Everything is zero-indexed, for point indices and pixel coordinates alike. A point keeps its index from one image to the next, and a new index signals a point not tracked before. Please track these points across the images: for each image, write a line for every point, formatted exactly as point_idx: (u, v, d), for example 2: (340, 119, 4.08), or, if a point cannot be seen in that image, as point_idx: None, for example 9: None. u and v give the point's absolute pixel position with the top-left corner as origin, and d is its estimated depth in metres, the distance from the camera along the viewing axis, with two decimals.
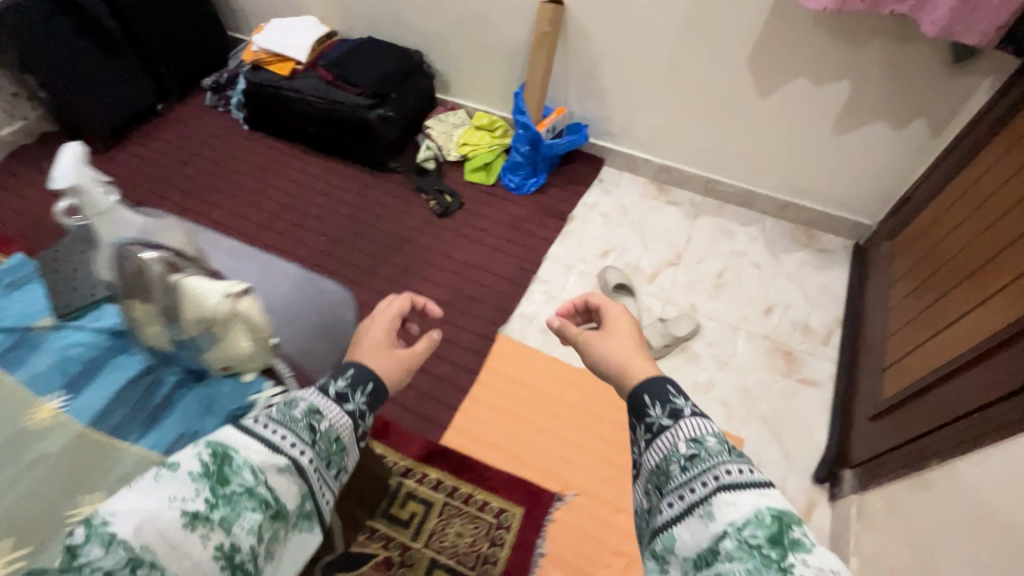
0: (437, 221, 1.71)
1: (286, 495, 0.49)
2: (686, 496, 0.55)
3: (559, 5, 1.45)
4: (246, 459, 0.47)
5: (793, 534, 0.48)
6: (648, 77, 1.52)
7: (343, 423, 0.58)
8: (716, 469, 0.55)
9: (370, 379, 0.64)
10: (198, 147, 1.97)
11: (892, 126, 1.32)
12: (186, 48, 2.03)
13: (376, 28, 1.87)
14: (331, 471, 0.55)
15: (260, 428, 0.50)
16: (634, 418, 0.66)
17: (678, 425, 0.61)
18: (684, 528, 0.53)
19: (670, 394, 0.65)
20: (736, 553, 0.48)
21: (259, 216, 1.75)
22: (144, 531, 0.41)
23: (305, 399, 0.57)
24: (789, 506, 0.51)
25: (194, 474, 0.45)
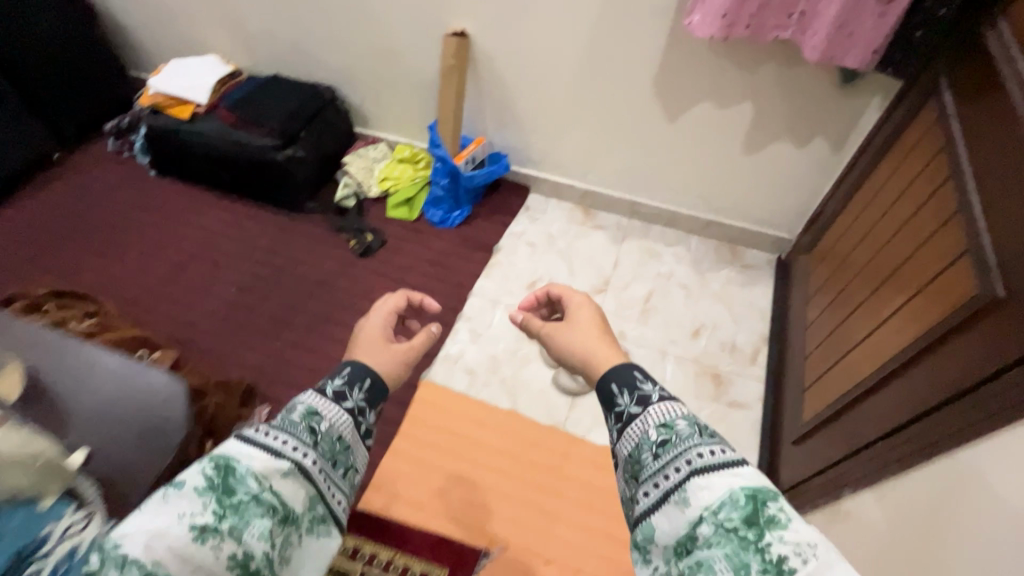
0: (355, 261, 1.61)
1: (294, 498, 0.49)
2: (660, 484, 0.53)
3: (463, 38, 1.43)
4: (249, 466, 0.47)
5: (768, 511, 0.47)
6: (560, 106, 1.53)
7: (346, 421, 0.57)
8: (688, 452, 0.53)
9: (367, 375, 0.61)
10: (90, 195, 1.78)
11: (795, 144, 1.36)
12: (81, 90, 1.86)
13: (284, 64, 1.79)
14: (340, 471, 0.54)
15: (259, 436, 0.50)
16: (604, 408, 0.63)
17: (646, 413, 0.58)
18: (663, 517, 0.51)
19: (637, 379, 0.62)
20: (715, 539, 0.47)
21: (151, 268, 1.58)
22: (153, 548, 0.40)
23: (304, 401, 0.55)
24: (763, 482, 0.50)
25: (199, 488, 0.44)
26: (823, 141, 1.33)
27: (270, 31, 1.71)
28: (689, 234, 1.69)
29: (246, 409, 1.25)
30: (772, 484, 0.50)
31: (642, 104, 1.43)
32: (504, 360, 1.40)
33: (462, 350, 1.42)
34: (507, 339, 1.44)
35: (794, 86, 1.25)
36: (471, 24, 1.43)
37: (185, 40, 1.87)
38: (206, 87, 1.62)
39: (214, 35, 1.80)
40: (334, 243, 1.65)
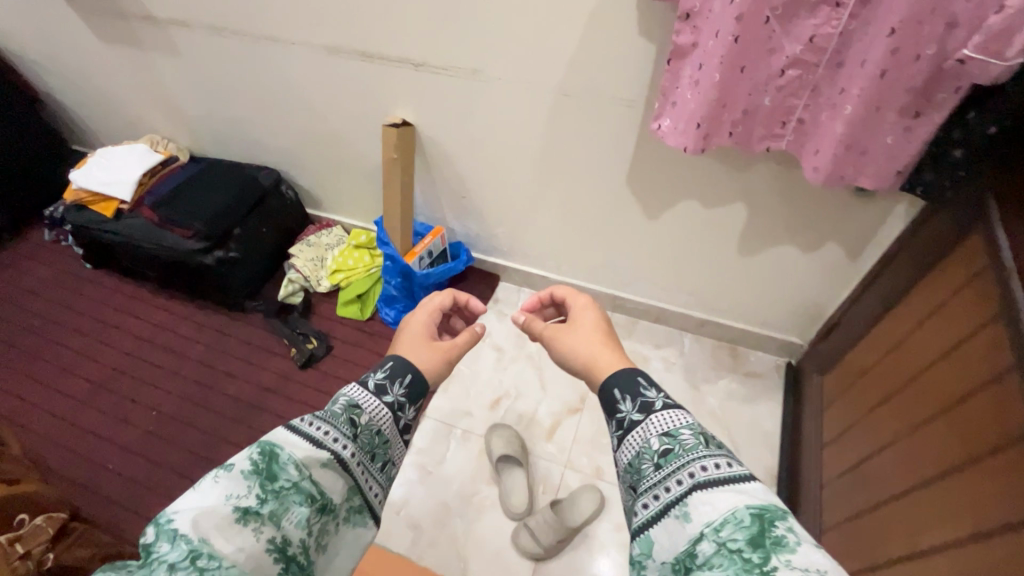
0: (296, 374, 1.41)
1: (331, 487, 0.55)
2: (661, 496, 0.52)
3: (405, 128, 1.23)
4: (291, 455, 0.53)
5: (775, 533, 0.44)
6: (523, 197, 1.32)
7: (383, 416, 0.64)
8: (690, 466, 0.52)
9: (408, 370, 0.68)
10: (16, 294, 1.61)
11: (802, 249, 1.13)
12: (15, 177, 1.72)
13: (225, 146, 1.61)
14: (377, 463, 0.62)
15: (305, 426, 0.57)
16: (608, 416, 0.63)
17: (648, 422, 0.58)
18: (663, 531, 0.50)
19: (641, 387, 0.61)
20: (716, 559, 0.45)
21: (67, 386, 1.40)
22: (202, 524, 0.47)
23: (346, 395, 0.63)
24: (771, 501, 0.47)
25: (246, 473, 0.51)
26: (836, 247, 1.10)
27: (206, 113, 1.53)
28: (682, 331, 1.45)
29: None
30: (781, 503, 0.47)
31: (615, 199, 1.21)
32: (457, 508, 1.17)
33: (407, 494, 1.19)
34: (462, 478, 1.22)
35: (797, 186, 1.02)
36: (412, 112, 1.23)
37: (123, 120, 1.71)
38: (130, 182, 1.44)
39: (151, 115, 1.63)
40: (274, 351, 1.46)
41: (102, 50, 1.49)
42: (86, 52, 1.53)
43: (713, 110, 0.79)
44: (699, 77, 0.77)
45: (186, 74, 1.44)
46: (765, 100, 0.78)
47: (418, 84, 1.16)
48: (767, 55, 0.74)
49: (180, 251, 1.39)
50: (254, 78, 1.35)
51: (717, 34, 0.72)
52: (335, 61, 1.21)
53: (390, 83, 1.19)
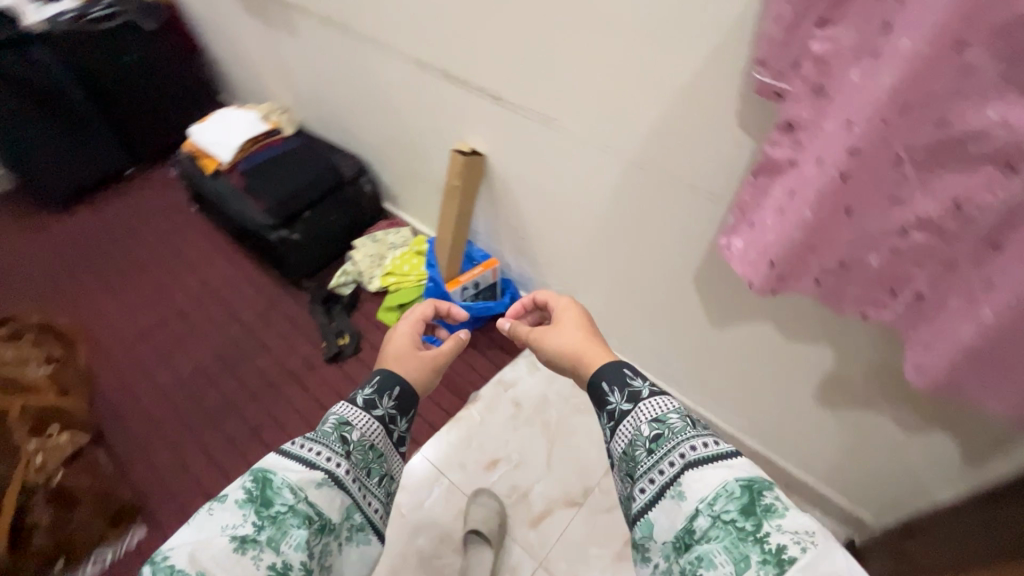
0: (319, 367, 1.43)
1: (330, 509, 0.49)
2: (656, 480, 0.51)
3: (473, 157, 1.16)
4: (284, 478, 0.48)
5: (765, 500, 0.46)
6: (581, 257, 1.18)
7: (375, 430, 0.57)
8: (680, 447, 0.51)
9: (396, 383, 0.61)
10: (135, 219, 1.83)
11: (900, 424, 0.87)
12: (163, 118, 1.96)
13: (325, 127, 1.66)
14: (374, 478, 0.55)
15: (295, 448, 0.51)
16: (597, 408, 0.62)
17: (637, 409, 0.57)
18: (660, 513, 0.50)
19: (627, 376, 0.61)
20: (712, 532, 0.46)
21: (139, 314, 1.55)
22: (199, 557, 0.42)
23: (335, 412, 0.56)
24: (760, 470, 0.48)
25: (240, 501, 0.46)
26: (948, 440, 0.83)
27: (314, 94, 1.59)
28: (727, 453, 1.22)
29: (111, 530, 1.15)
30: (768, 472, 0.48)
31: (678, 292, 1.03)
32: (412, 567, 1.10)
33: None
34: (430, 535, 1.14)
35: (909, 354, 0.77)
36: (484, 142, 1.15)
37: (255, 83, 1.84)
38: (232, 146, 1.54)
39: (274, 85, 1.73)
40: (308, 337, 1.49)
41: (245, 20, 1.60)
42: (234, 19, 1.65)
43: (794, 250, 0.61)
44: (786, 205, 0.59)
45: (303, 56, 1.48)
46: (870, 259, 0.58)
47: (494, 116, 1.08)
48: (885, 204, 0.54)
49: (251, 222, 1.45)
50: (354, 74, 1.35)
51: (818, 162, 0.54)
52: (422, 74, 1.16)
53: (469, 109, 1.12)
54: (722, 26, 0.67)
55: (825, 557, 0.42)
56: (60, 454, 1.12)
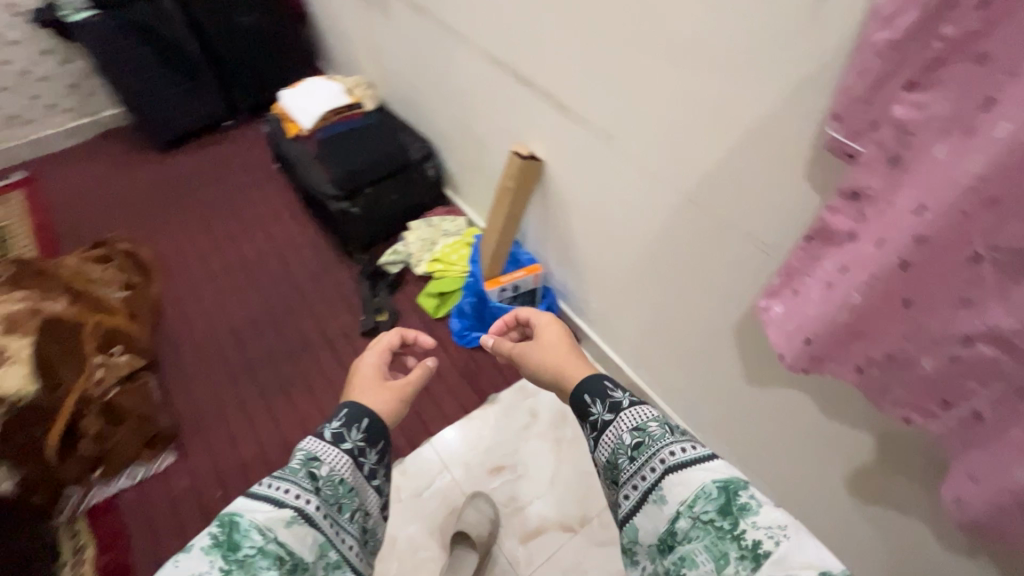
0: (354, 339, 1.48)
1: (301, 547, 0.49)
2: (639, 486, 0.53)
3: (531, 162, 1.14)
4: (252, 519, 0.47)
5: (740, 499, 0.47)
6: (623, 282, 1.13)
7: (345, 464, 0.58)
8: (660, 452, 0.53)
9: (364, 415, 0.63)
10: (224, 169, 1.98)
11: (940, 539, 0.77)
12: (265, 78, 2.09)
13: (403, 107, 1.70)
14: (344, 514, 0.55)
15: (265, 488, 0.51)
16: (580, 419, 0.64)
17: (618, 419, 0.59)
18: (644, 517, 0.52)
19: (607, 388, 0.62)
20: (693, 532, 0.48)
21: (210, 258, 1.68)
22: None
23: (302, 450, 0.57)
24: (734, 470, 0.50)
25: (207, 547, 0.45)
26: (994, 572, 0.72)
27: (397, 74, 1.62)
28: None
29: (147, 452, 1.24)
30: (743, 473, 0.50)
31: (716, 340, 0.96)
32: (399, 553, 1.12)
33: None
34: (422, 525, 1.15)
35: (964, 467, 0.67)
36: (544, 148, 1.12)
37: (348, 56, 1.92)
38: (314, 115, 1.61)
39: (365, 60, 1.79)
40: (350, 308, 1.54)
41: None
42: None
43: (834, 331, 0.54)
44: (835, 282, 0.53)
45: (392, 37, 1.52)
46: (923, 361, 0.51)
47: (558, 125, 1.04)
48: (952, 305, 0.47)
49: (317, 190, 1.52)
50: (434, 61, 1.36)
51: (879, 242, 0.48)
52: (495, 71, 1.14)
53: (535, 113, 1.09)
54: (806, 69, 0.61)
55: (794, 550, 0.43)
56: (118, 373, 1.29)
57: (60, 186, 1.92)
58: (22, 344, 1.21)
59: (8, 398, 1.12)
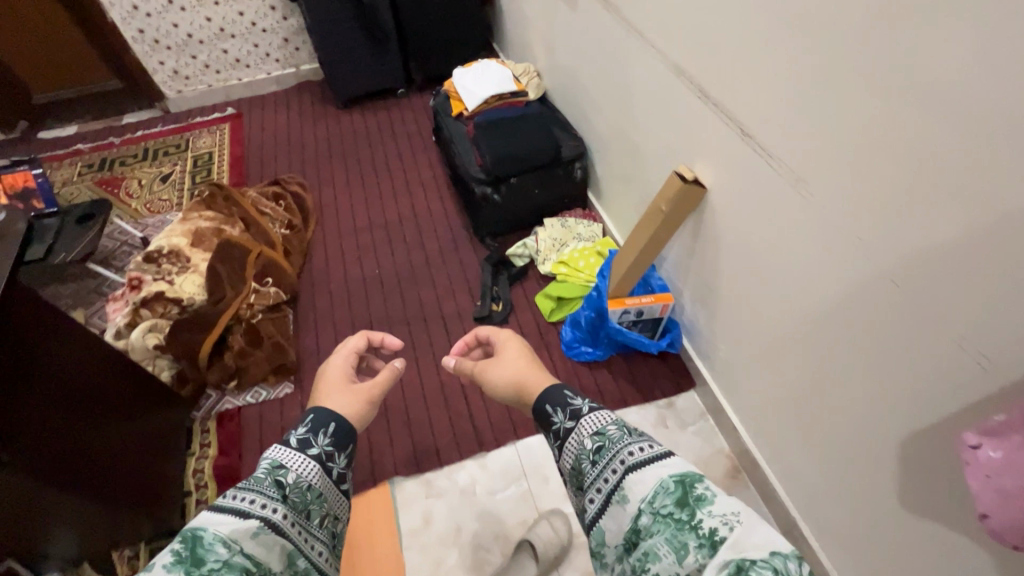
0: (467, 322, 1.50)
1: (268, 556, 0.53)
2: (601, 489, 0.56)
3: (692, 187, 1.04)
4: (216, 534, 0.51)
5: (696, 491, 0.49)
6: (763, 342, 1.01)
7: (313, 470, 0.63)
8: (620, 454, 0.57)
9: (328, 420, 0.69)
10: (388, 132, 2.12)
11: None
12: (442, 53, 2.20)
13: (565, 102, 1.67)
14: (313, 520, 0.61)
15: (230, 502, 0.55)
16: (545, 429, 0.69)
17: (579, 425, 0.64)
18: (610, 518, 0.55)
19: (567, 397, 0.69)
20: (654, 527, 0.49)
21: (359, 213, 1.82)
22: None
23: (268, 459, 0.62)
24: (688, 466, 0.52)
25: (169, 564, 0.46)
26: None
27: (567, 67, 1.59)
28: None
29: (272, 378, 1.38)
30: (698, 469, 0.52)
31: (872, 441, 0.80)
32: (462, 544, 1.12)
33: (445, 491, 1.19)
34: (489, 526, 1.14)
35: None
36: (712, 174, 1.01)
37: (523, 42, 1.93)
38: (479, 97, 1.65)
39: (539, 48, 1.79)
40: (469, 290, 1.57)
41: None
42: None
43: None
44: None
45: (571, 29, 1.49)
46: None
47: (734, 153, 0.93)
48: None
49: (466, 170, 1.55)
50: (610, 60, 1.30)
51: None
52: (674, 82, 1.05)
53: (709, 135, 0.98)
54: None
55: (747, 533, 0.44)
56: (266, 302, 1.45)
57: (258, 125, 2.21)
58: (203, 258, 1.50)
59: (182, 299, 1.40)
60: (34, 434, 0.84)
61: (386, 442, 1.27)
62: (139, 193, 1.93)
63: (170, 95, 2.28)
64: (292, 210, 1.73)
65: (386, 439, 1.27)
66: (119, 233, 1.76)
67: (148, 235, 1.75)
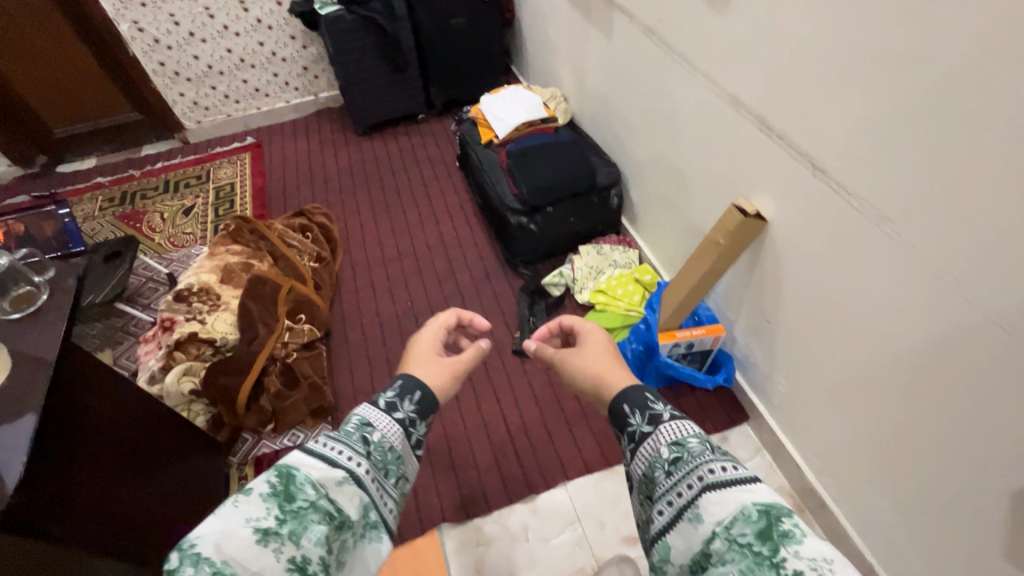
0: (506, 354, 1.46)
1: (348, 506, 0.52)
2: (674, 502, 0.52)
3: (752, 220, 1.00)
4: (308, 475, 0.50)
5: (783, 526, 0.43)
6: (834, 382, 0.96)
7: (395, 433, 0.61)
8: (700, 468, 0.51)
9: (415, 388, 0.67)
10: (411, 158, 2.10)
11: None
12: (461, 79, 2.19)
13: (596, 127, 1.65)
14: (389, 480, 0.58)
15: (319, 448, 0.54)
16: (616, 430, 0.63)
17: (656, 431, 0.58)
18: (677, 535, 0.50)
19: (648, 400, 0.62)
20: (729, 555, 0.44)
21: (387, 242, 1.79)
22: (224, 547, 0.43)
23: (357, 414, 0.61)
24: (777, 498, 0.46)
25: (264, 494, 0.47)
26: None
27: (598, 93, 1.57)
28: None
29: (310, 420, 1.34)
30: (787, 502, 0.46)
31: (969, 487, 0.76)
32: None
33: (495, 537, 1.15)
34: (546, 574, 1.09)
35: None
36: (773, 207, 0.98)
37: (547, 68, 1.92)
38: (510, 124, 1.63)
39: (565, 74, 1.77)
40: (505, 320, 1.54)
41: (564, 8, 1.64)
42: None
43: None
44: None
45: (603, 56, 1.47)
46: None
47: (801, 188, 0.90)
48: None
49: (501, 201, 1.52)
50: (651, 88, 1.28)
51: None
52: (728, 113, 1.03)
53: (771, 167, 0.95)
54: None
55: None
56: (299, 340, 1.42)
57: (279, 154, 2.19)
58: (233, 295, 1.47)
59: (215, 340, 1.36)
60: (93, 480, 0.80)
61: (431, 484, 1.22)
62: (162, 227, 1.90)
63: (189, 126, 2.26)
64: (320, 243, 1.70)
65: (430, 483, 1.23)
66: (144, 268, 1.72)
67: (173, 270, 1.72)
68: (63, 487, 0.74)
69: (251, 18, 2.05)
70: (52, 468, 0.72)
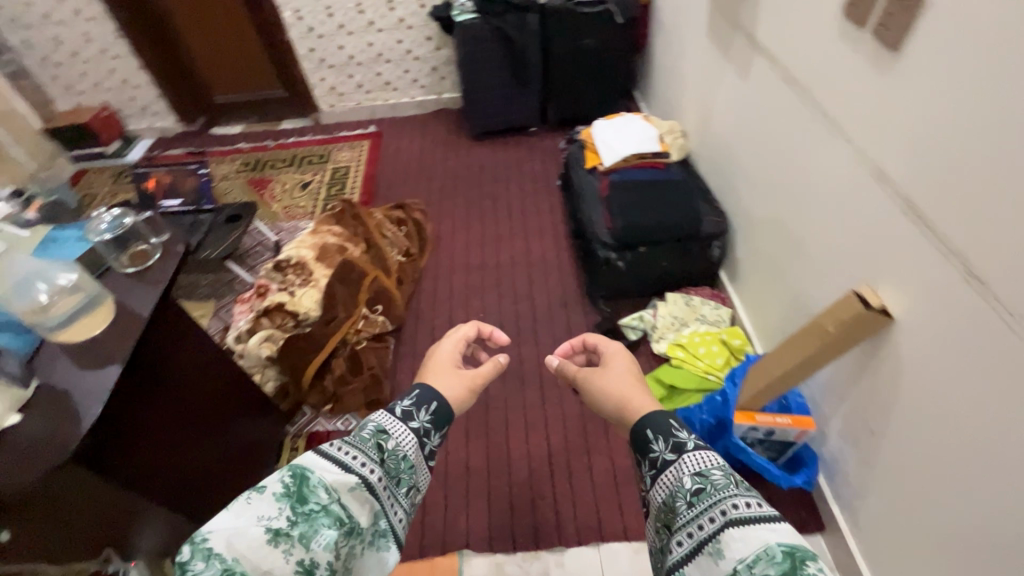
0: (564, 388, 1.40)
1: (359, 512, 0.51)
2: (693, 535, 0.46)
3: (879, 315, 0.86)
4: (321, 478, 0.50)
5: (807, 571, 0.38)
6: (942, 523, 0.80)
7: (410, 441, 0.61)
8: (723, 502, 0.46)
9: (432, 398, 0.67)
10: (515, 169, 2.11)
11: None
12: (579, 98, 2.16)
13: (711, 170, 1.54)
14: (401, 489, 0.57)
15: (333, 451, 0.53)
16: (638, 455, 0.58)
17: (681, 459, 0.53)
18: (696, 569, 0.45)
19: (673, 426, 0.57)
20: None
21: (474, 249, 1.80)
22: (236, 545, 0.42)
23: (373, 420, 0.61)
24: (803, 540, 0.41)
25: (277, 494, 0.47)
26: None
27: (720, 135, 1.46)
28: None
29: (364, 410, 1.37)
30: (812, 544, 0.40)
31: None
32: None
33: None
34: None
35: None
36: (903, 303, 0.84)
37: (671, 100, 1.83)
38: (619, 154, 1.56)
39: (688, 110, 1.67)
40: None
41: (700, 42, 1.54)
42: (691, 31, 1.61)
43: None
44: None
45: (733, 98, 1.36)
46: None
47: (941, 289, 0.75)
48: None
49: (593, 232, 1.45)
50: (781, 143, 1.15)
51: None
52: (866, 185, 0.89)
53: (908, 258, 0.81)
54: None
55: None
56: (372, 330, 1.48)
57: (395, 145, 2.30)
58: (324, 274, 1.54)
59: (298, 313, 1.44)
60: (164, 421, 0.87)
61: (462, 506, 1.21)
62: (281, 197, 2.08)
63: (323, 109, 2.46)
64: (410, 239, 1.75)
65: (462, 503, 1.21)
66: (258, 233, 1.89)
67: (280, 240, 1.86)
68: (139, 433, 0.81)
69: (395, 17, 2.17)
70: (133, 412, 0.79)
